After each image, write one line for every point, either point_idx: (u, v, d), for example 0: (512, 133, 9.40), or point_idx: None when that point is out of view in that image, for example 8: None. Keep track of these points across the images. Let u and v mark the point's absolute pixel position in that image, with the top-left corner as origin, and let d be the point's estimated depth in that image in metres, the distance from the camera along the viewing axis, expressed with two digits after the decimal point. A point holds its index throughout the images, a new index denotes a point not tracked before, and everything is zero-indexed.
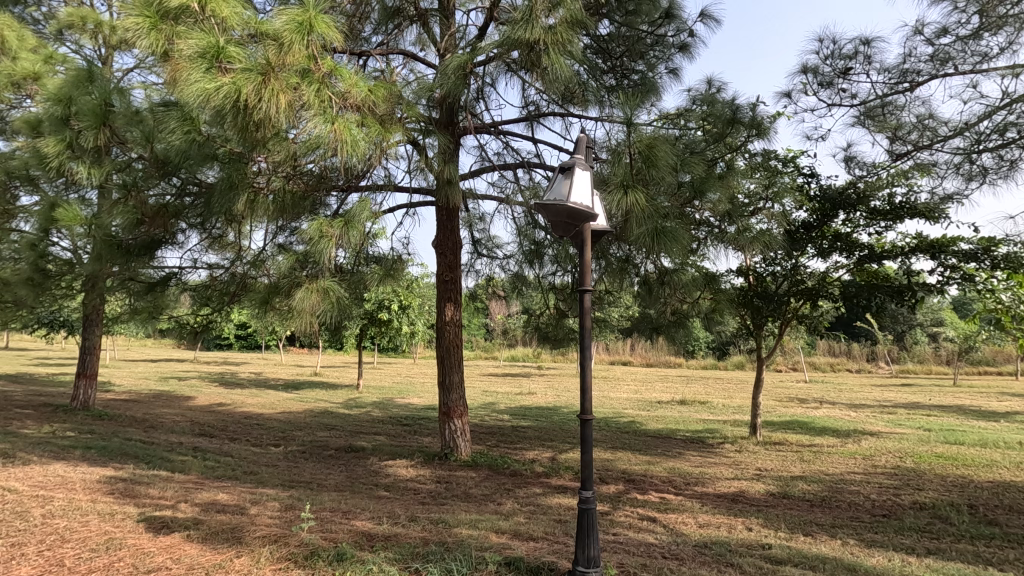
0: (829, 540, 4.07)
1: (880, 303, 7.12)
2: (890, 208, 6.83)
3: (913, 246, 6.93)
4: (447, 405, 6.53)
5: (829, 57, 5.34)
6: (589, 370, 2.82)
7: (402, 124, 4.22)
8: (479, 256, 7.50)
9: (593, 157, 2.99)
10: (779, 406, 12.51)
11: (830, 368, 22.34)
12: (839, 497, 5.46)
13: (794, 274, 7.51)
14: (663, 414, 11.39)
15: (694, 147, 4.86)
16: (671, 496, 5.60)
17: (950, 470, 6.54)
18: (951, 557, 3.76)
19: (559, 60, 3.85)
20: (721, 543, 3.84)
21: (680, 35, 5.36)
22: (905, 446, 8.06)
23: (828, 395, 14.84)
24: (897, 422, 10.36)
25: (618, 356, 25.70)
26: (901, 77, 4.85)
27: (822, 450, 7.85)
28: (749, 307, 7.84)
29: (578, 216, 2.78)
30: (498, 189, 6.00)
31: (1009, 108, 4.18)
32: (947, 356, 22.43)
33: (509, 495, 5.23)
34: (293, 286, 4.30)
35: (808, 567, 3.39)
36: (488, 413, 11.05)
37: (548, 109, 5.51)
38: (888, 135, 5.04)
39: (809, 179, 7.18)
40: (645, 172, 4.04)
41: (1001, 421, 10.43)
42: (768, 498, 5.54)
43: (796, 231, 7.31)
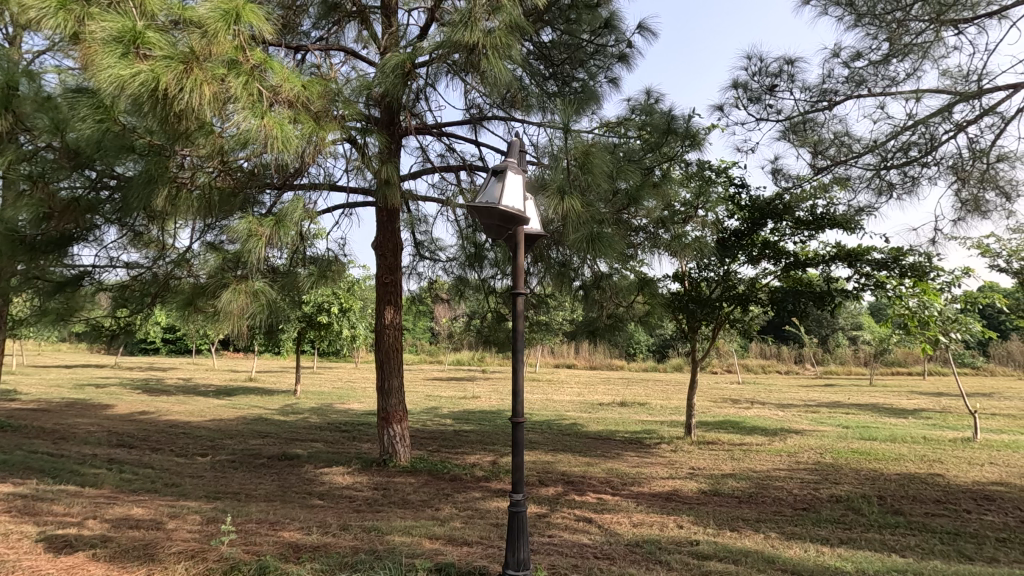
0: (753, 534, 4.26)
1: (803, 308, 7.55)
2: (813, 219, 7.25)
3: (833, 255, 7.39)
4: (385, 410, 6.40)
5: (757, 74, 5.65)
6: (521, 374, 2.82)
7: (340, 122, 4.10)
8: (422, 259, 7.41)
9: (527, 161, 3.00)
10: (713, 407, 13.02)
11: (761, 370, 23.51)
12: (765, 493, 5.73)
13: (726, 280, 7.85)
14: (604, 415, 11.62)
15: (632, 155, 5.00)
16: (608, 496, 5.71)
17: (863, 464, 7.01)
18: (861, 545, 4.01)
19: (498, 64, 3.86)
20: (652, 542, 3.94)
21: (619, 46, 5.46)
22: (825, 442, 8.58)
23: (759, 395, 15.60)
24: (819, 420, 11.03)
25: (562, 359, 26.06)
26: (821, 95, 5.18)
27: (751, 448, 8.24)
28: (684, 311, 8.14)
29: (510, 218, 2.79)
30: (439, 190, 5.95)
31: (913, 129, 4.53)
32: (865, 357, 24.09)
33: (447, 501, 5.16)
34: (219, 287, 4.07)
35: (732, 561, 3.54)
36: (431, 417, 10.94)
37: (491, 113, 5.52)
38: (810, 150, 5.36)
39: (740, 189, 7.53)
40: (581, 178, 4.12)
41: (909, 418, 11.28)
42: (699, 495, 5.74)
43: (727, 239, 7.65)
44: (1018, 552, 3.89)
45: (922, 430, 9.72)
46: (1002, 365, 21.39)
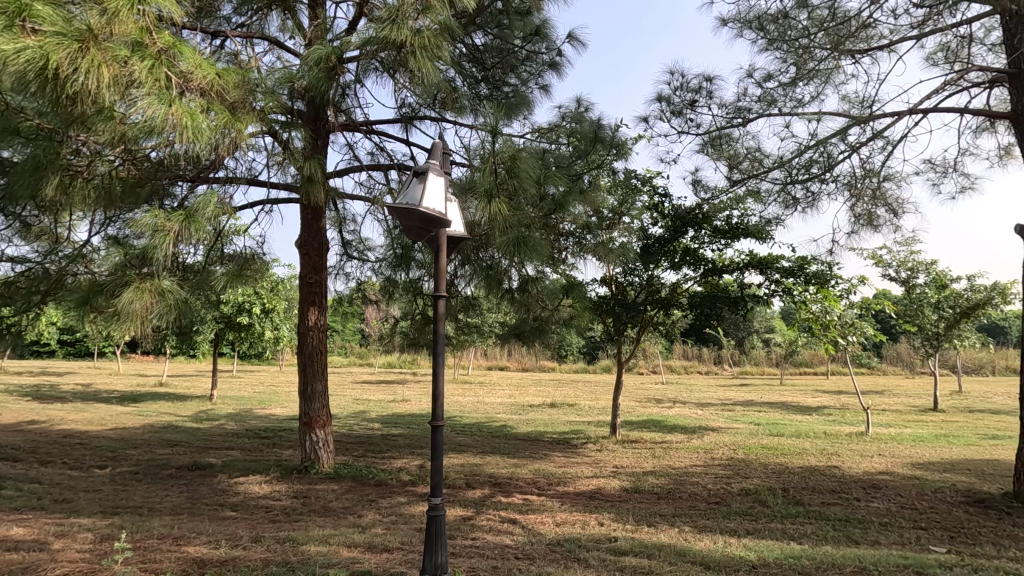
0: (668, 529, 4.45)
1: (719, 312, 8.00)
2: (729, 228, 7.68)
3: (746, 262, 7.86)
4: (308, 415, 6.17)
5: (679, 89, 5.93)
6: (441, 377, 2.81)
7: (259, 114, 3.89)
8: (350, 258, 7.21)
9: (450, 163, 3.00)
10: (638, 407, 13.51)
11: (684, 371, 24.68)
12: (682, 489, 6.02)
13: (649, 285, 8.17)
14: (533, 417, 11.77)
15: (561, 161, 5.10)
16: (533, 497, 5.78)
17: (771, 459, 7.52)
18: (764, 535, 4.29)
19: (426, 64, 3.82)
20: (573, 539, 4.04)
21: (550, 54, 5.52)
22: (738, 439, 9.12)
23: (681, 395, 16.33)
24: (734, 418, 11.73)
25: (495, 360, 26.20)
26: (736, 112, 5.52)
27: (671, 446, 8.62)
28: (611, 314, 8.42)
29: (431, 221, 2.77)
30: (366, 189, 5.82)
31: (814, 148, 4.93)
32: (776, 358, 25.88)
33: (371, 507, 5.04)
34: (118, 286, 3.73)
35: (646, 555, 3.68)
36: (358, 422, 10.66)
37: (422, 113, 5.46)
38: (726, 163, 5.70)
39: (664, 199, 7.87)
40: (509, 182, 4.13)
41: (812, 414, 12.22)
42: (621, 493, 5.93)
43: (651, 245, 8.00)
44: (896, 534, 4.29)
45: (822, 425, 10.55)
46: (892, 365, 23.65)
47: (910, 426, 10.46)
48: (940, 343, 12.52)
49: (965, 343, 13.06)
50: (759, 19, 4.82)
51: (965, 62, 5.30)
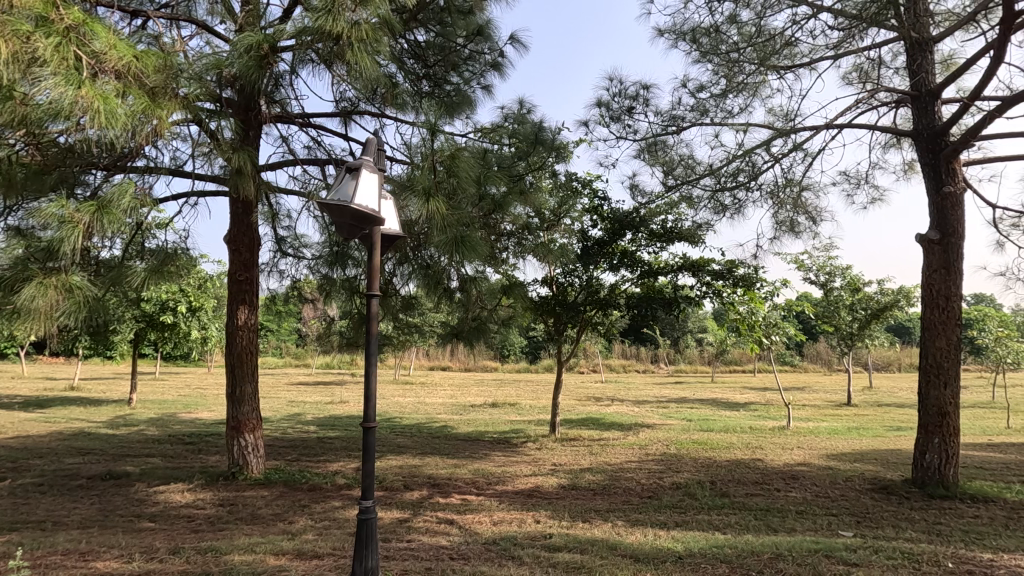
0: (602, 524, 4.56)
1: (654, 313, 8.28)
2: (664, 232, 7.96)
3: (680, 265, 8.16)
4: (236, 418, 5.89)
5: (617, 95, 6.10)
6: (373, 378, 2.75)
7: (183, 102, 3.66)
8: (284, 255, 6.95)
9: (385, 159, 2.95)
10: (578, 405, 13.77)
11: (622, 370, 25.38)
12: (617, 484, 6.19)
13: (589, 286, 8.35)
14: (474, 417, 11.76)
15: (501, 161, 5.10)
16: (471, 496, 5.77)
17: (701, 453, 7.86)
18: (692, 526, 4.48)
19: (363, 58, 3.73)
20: (509, 538, 4.07)
21: (493, 55, 5.51)
22: (671, 435, 9.47)
23: (619, 393, 16.78)
24: (668, 414, 12.17)
25: (437, 361, 25.97)
26: (671, 120, 5.73)
27: (608, 443, 8.84)
28: (551, 314, 8.55)
29: (363, 218, 2.71)
30: (300, 183, 5.61)
31: (741, 157, 5.20)
32: (708, 356, 27.09)
33: (302, 512, 4.87)
34: (18, 280, 3.42)
35: (579, 550, 3.76)
36: (292, 424, 10.28)
37: (362, 107, 5.33)
38: (661, 168, 5.91)
39: (603, 202, 8.07)
40: (447, 181, 4.10)
41: (740, 410, 12.87)
42: (559, 490, 6.02)
43: (591, 247, 8.19)
44: (810, 521, 4.58)
45: (748, 420, 11.13)
46: (812, 363, 25.29)
47: (826, 419, 11.21)
48: (854, 342, 13.50)
49: (875, 342, 14.14)
50: (693, 32, 5.03)
51: (875, 82, 5.75)
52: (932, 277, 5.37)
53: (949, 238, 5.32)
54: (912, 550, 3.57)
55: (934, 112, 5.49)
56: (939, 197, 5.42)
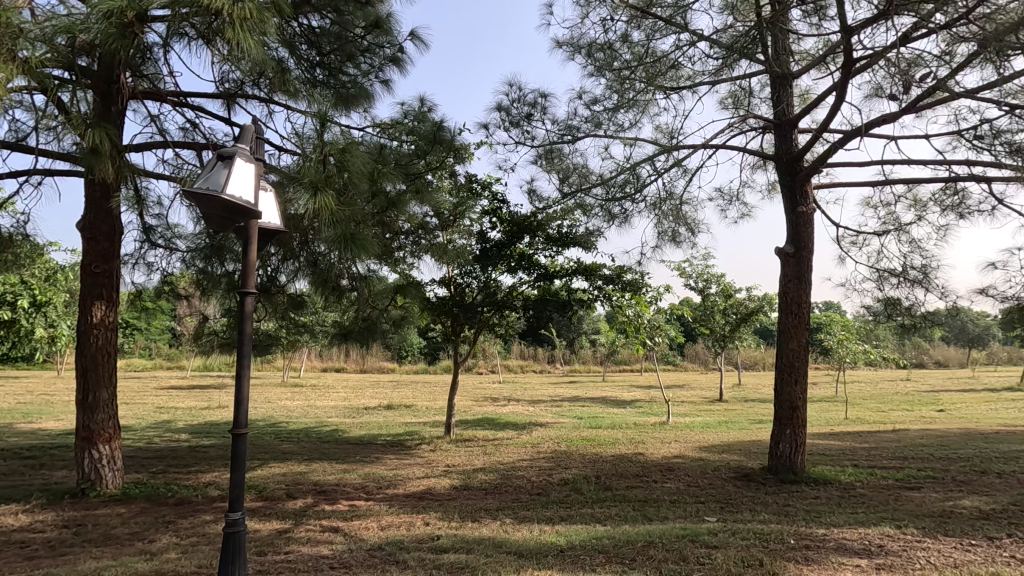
0: (491, 523, 4.61)
1: (549, 314, 8.51)
2: (560, 237, 8.19)
3: (574, 269, 8.48)
4: (87, 428, 5.23)
5: (517, 101, 6.23)
6: (246, 380, 2.58)
7: (23, 66, 3.17)
8: (153, 246, 6.29)
9: (265, 149, 2.78)
10: (474, 405, 13.84)
11: (520, 370, 25.93)
12: (508, 483, 6.30)
13: (486, 287, 8.44)
14: (367, 420, 11.40)
15: (398, 159, 4.99)
16: (360, 502, 5.59)
17: (589, 449, 8.22)
18: (575, 520, 4.68)
19: (246, 39, 3.44)
20: (395, 542, 3.98)
21: (392, 49, 5.36)
22: (562, 433, 9.82)
23: (515, 393, 17.11)
24: (560, 413, 12.61)
25: (330, 363, 24.89)
26: (567, 130, 5.96)
27: (502, 442, 8.97)
28: (449, 314, 8.53)
29: (237, 209, 2.53)
30: (171, 168, 5.11)
31: (629, 170, 5.54)
32: (601, 357, 28.46)
33: (166, 529, 4.43)
34: None
35: (465, 550, 3.77)
36: (160, 433, 9.33)
37: (247, 91, 4.95)
38: (557, 175, 6.13)
39: (502, 204, 8.19)
40: (337, 177, 3.90)
41: (626, 407, 13.65)
42: (450, 491, 6.00)
43: (490, 249, 8.28)
44: (681, 509, 4.96)
45: (634, 417, 11.83)
46: (692, 362, 27.48)
47: (700, 415, 12.21)
48: (726, 344, 14.84)
49: (744, 344, 15.63)
50: (588, 47, 5.29)
51: (746, 109, 6.36)
52: (787, 286, 6.04)
53: (801, 251, 6.03)
54: (762, 530, 3.99)
55: (792, 140, 6.20)
56: (794, 215, 6.12)
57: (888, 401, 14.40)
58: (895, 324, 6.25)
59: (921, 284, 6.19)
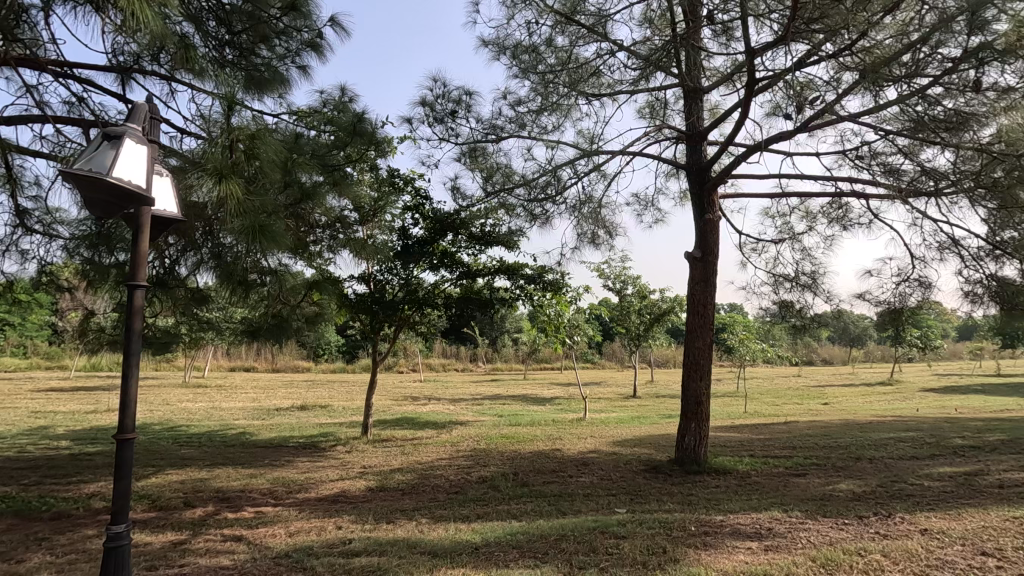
0: (406, 523, 4.55)
1: (471, 313, 8.49)
2: (483, 236, 8.20)
3: (497, 268, 8.53)
4: None
5: (441, 97, 6.17)
6: (133, 381, 2.37)
7: None
8: (29, 233, 5.64)
9: (160, 131, 2.57)
10: (394, 404, 13.57)
11: (441, 369, 25.73)
12: (426, 482, 6.23)
13: (407, 284, 8.30)
14: (278, 421, 10.84)
15: (316, 149, 4.77)
16: (267, 508, 5.31)
17: (508, 447, 8.31)
18: (491, 517, 4.72)
19: (143, 10, 3.15)
20: (303, 549, 3.82)
21: (310, 34, 5.12)
22: (483, 431, 9.85)
23: (436, 392, 16.95)
24: (481, 411, 12.65)
25: (239, 362, 23.46)
26: (491, 129, 5.98)
27: (421, 441, 8.86)
28: (367, 312, 8.29)
29: (125, 194, 2.32)
30: (51, 145, 4.59)
31: (550, 172, 5.65)
32: (523, 355, 28.87)
33: (39, 548, 3.98)
34: None
35: (378, 552, 3.68)
36: (35, 440, 8.37)
37: (145, 67, 4.55)
38: (481, 173, 6.14)
39: (425, 201, 8.07)
40: (246, 164, 3.67)
41: (546, 405, 13.94)
42: (365, 493, 5.85)
43: (411, 246, 8.14)
44: (594, 502, 5.13)
45: (553, 414, 12.10)
46: (609, 361, 28.54)
47: (615, 411, 12.70)
48: (640, 343, 15.53)
49: (657, 342, 16.42)
50: (514, 48, 5.33)
51: (661, 119, 6.68)
52: (695, 289, 6.41)
53: (707, 256, 6.42)
54: (667, 519, 4.21)
55: (701, 151, 6.58)
56: (702, 223, 6.51)
57: (781, 396, 15.69)
58: (788, 325, 6.81)
59: (811, 288, 6.80)
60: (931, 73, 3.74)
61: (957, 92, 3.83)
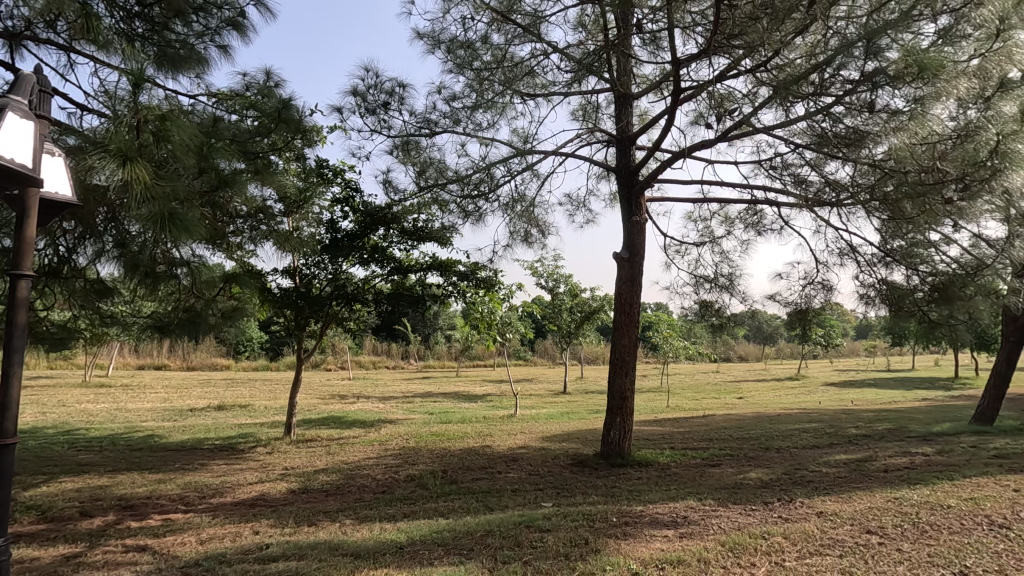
0: (329, 525, 4.42)
1: (402, 310, 8.34)
2: (415, 231, 8.08)
3: (429, 264, 8.43)
4: None
5: (374, 88, 6.01)
6: (14, 380, 2.14)
7: None
8: None
9: (51, 105, 2.34)
10: (320, 403, 13.12)
11: (372, 366, 25.15)
12: (351, 482, 6.07)
13: (336, 279, 8.04)
14: (191, 423, 10.17)
15: (236, 135, 4.51)
16: (177, 515, 4.98)
17: (438, 444, 8.26)
18: (418, 516, 4.67)
19: None
20: (215, 556, 3.61)
21: (233, 12, 4.82)
22: (413, 428, 9.73)
23: (366, 390, 16.56)
24: (411, 409, 12.49)
25: (149, 359, 21.83)
26: (425, 123, 5.90)
27: (347, 441, 8.62)
28: (292, 307, 7.95)
29: (7, 173, 2.09)
30: None
31: (483, 169, 5.64)
32: (456, 352, 28.76)
33: None
34: None
35: (297, 557, 3.54)
36: None
37: (38, 34, 4.11)
38: (413, 167, 6.04)
39: (356, 193, 7.85)
40: (153, 147, 3.40)
41: (477, 402, 13.97)
42: (286, 496, 5.62)
43: (340, 240, 7.89)
44: (521, 497, 5.20)
45: (484, 411, 12.15)
46: (541, 358, 29.00)
47: (546, 407, 12.93)
48: (571, 340, 15.88)
49: (587, 340, 16.82)
50: (449, 43, 5.28)
51: (594, 122, 6.85)
52: (622, 288, 6.62)
53: (634, 257, 6.66)
54: (590, 511, 4.34)
55: (631, 155, 6.80)
56: (630, 224, 6.74)
57: (701, 391, 16.54)
58: (707, 323, 7.19)
59: (728, 289, 7.21)
60: (834, 93, 4.05)
61: (856, 112, 4.16)
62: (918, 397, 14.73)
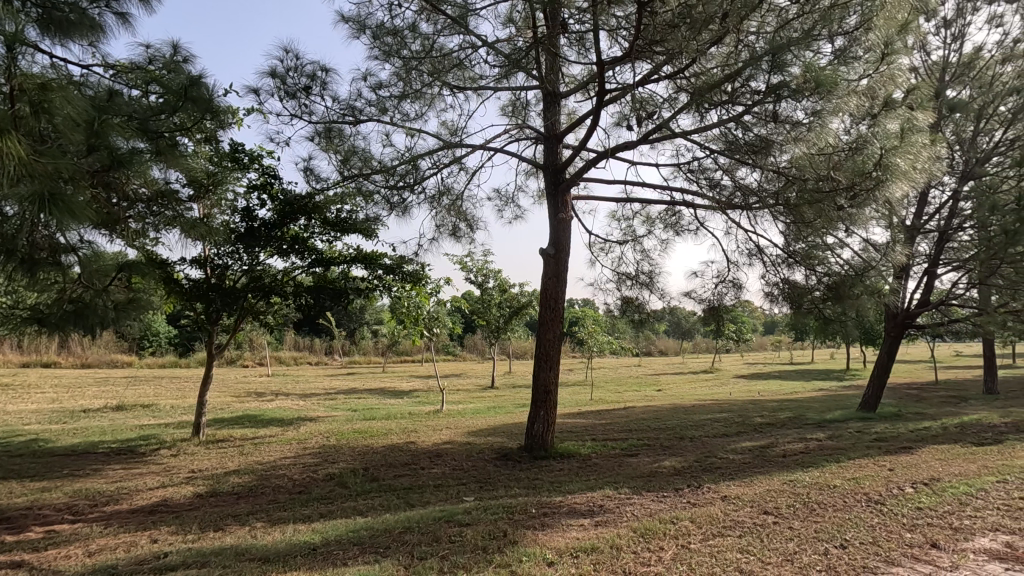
0: (237, 529, 4.19)
1: (323, 303, 8.04)
2: (338, 222, 7.79)
3: (353, 256, 8.16)
4: None
5: (294, 70, 5.72)
6: None
7: None
8: None
9: None
10: (234, 401, 12.41)
11: (293, 362, 24.09)
12: (264, 484, 5.78)
13: (251, 270, 7.61)
14: (84, 425, 9.27)
15: (136, 111, 4.13)
16: (62, 526, 4.53)
17: (359, 442, 8.03)
18: (335, 515, 4.52)
19: None
20: (104, 569, 3.32)
21: None
22: (333, 426, 9.41)
23: (285, 387, 15.84)
24: (334, 406, 12.08)
25: (34, 355, 19.70)
26: (348, 110, 5.69)
27: (262, 440, 8.20)
28: (203, 300, 7.45)
29: None
30: None
31: (410, 160, 5.52)
32: (382, 347, 28.13)
33: None
34: None
35: (198, 565, 3.33)
36: None
37: None
38: (336, 155, 5.82)
39: (274, 180, 7.45)
40: (33, 119, 3.04)
41: (403, 398, 13.74)
42: (191, 500, 5.26)
43: (256, 229, 7.47)
44: (442, 492, 5.16)
45: (409, 407, 11.95)
46: (470, 353, 28.96)
47: (472, 402, 12.93)
48: (499, 335, 15.96)
49: (515, 335, 16.97)
50: (375, 29, 5.12)
51: (523, 119, 6.88)
52: (547, 284, 6.72)
53: (559, 253, 6.77)
54: (511, 504, 4.38)
55: (558, 153, 6.90)
56: (556, 221, 6.84)
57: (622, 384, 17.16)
58: (629, 319, 7.44)
59: (648, 287, 7.49)
60: (745, 102, 4.30)
61: (764, 121, 4.43)
62: (814, 388, 16.05)
